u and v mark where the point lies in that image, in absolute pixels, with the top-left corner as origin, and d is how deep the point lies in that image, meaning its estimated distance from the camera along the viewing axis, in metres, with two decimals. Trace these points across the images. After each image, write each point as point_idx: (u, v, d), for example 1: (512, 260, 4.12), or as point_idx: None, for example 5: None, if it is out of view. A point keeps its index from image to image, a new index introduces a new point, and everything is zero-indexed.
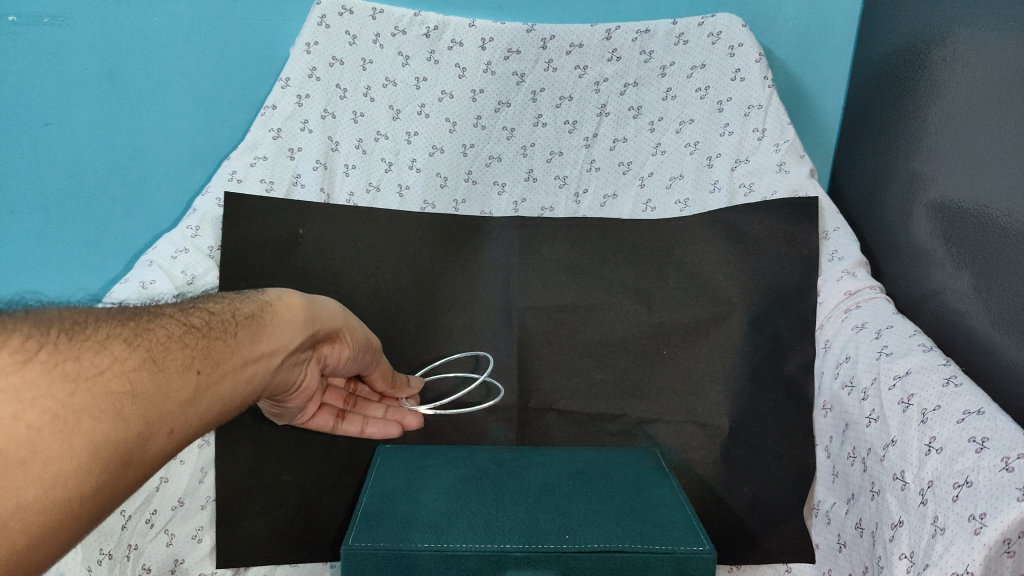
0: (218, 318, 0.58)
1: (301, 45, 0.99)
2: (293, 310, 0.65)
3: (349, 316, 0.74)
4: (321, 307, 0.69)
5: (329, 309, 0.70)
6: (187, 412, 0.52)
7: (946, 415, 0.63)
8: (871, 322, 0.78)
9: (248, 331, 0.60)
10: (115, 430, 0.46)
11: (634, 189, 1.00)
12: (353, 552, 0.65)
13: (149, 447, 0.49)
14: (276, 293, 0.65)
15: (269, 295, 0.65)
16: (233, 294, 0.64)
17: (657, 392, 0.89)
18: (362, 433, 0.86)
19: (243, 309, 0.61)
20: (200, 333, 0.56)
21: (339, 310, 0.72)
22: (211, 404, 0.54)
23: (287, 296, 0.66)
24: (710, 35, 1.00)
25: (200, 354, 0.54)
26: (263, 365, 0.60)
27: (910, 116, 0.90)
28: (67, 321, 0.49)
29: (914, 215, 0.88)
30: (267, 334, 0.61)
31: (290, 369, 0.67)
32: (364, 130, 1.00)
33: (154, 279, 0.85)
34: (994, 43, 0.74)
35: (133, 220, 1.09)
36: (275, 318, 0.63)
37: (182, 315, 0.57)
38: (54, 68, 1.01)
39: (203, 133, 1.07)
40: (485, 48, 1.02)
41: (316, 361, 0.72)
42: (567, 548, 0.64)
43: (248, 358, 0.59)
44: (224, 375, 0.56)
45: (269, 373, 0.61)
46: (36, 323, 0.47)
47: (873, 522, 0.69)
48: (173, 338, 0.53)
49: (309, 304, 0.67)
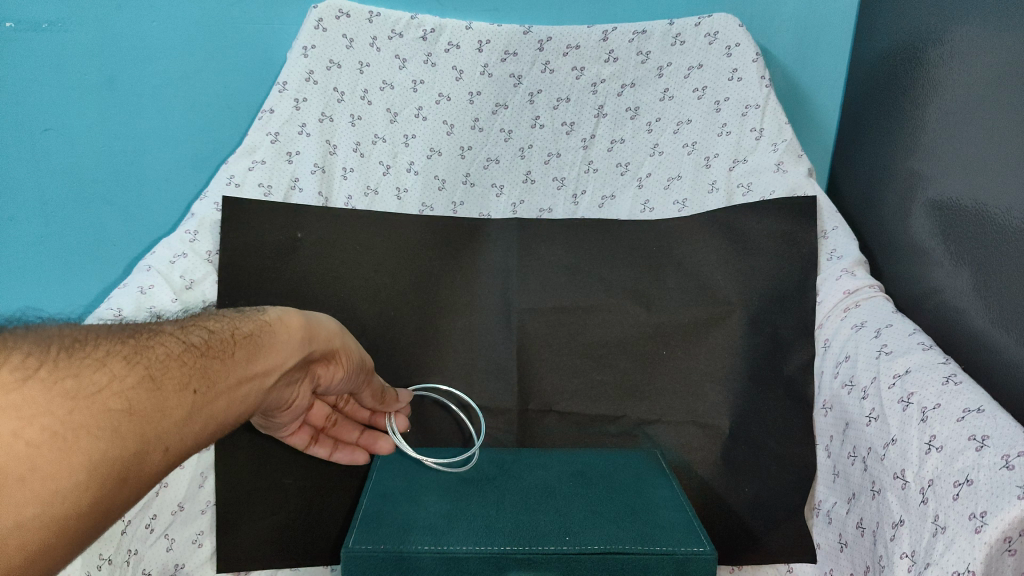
0: (217, 337, 0.58)
1: (299, 49, 0.99)
2: (291, 330, 0.64)
3: (347, 334, 0.73)
4: (319, 326, 0.68)
5: (328, 328, 0.69)
6: (184, 430, 0.52)
7: (947, 413, 0.63)
8: (870, 321, 0.78)
9: (246, 350, 0.59)
10: (113, 448, 0.46)
11: (633, 190, 1.00)
12: (354, 555, 0.64)
13: (146, 464, 0.49)
14: (276, 313, 0.65)
15: (268, 314, 0.65)
16: (232, 313, 0.64)
17: (658, 393, 0.89)
18: (329, 456, 0.85)
19: (242, 328, 0.61)
20: (198, 352, 0.56)
21: (338, 329, 0.71)
22: (206, 419, 0.54)
23: (287, 315, 0.66)
24: (707, 35, 1.00)
25: (197, 374, 0.54)
26: (259, 382, 0.60)
27: (908, 114, 0.90)
28: (67, 338, 0.49)
29: (913, 213, 0.88)
30: (264, 352, 0.61)
31: (284, 388, 0.66)
32: (362, 133, 1.00)
33: (153, 284, 0.84)
34: (991, 40, 0.75)
35: (133, 227, 1.09)
36: (272, 336, 0.62)
37: (181, 333, 0.57)
38: (55, 75, 1.01)
39: (203, 139, 1.08)
40: (482, 50, 1.02)
41: (309, 381, 0.71)
42: (568, 549, 0.64)
43: (244, 376, 0.58)
44: (221, 394, 0.55)
45: (263, 392, 0.61)
46: (36, 341, 0.47)
47: (874, 520, 0.69)
48: (172, 357, 0.53)
49: (306, 324, 0.66)
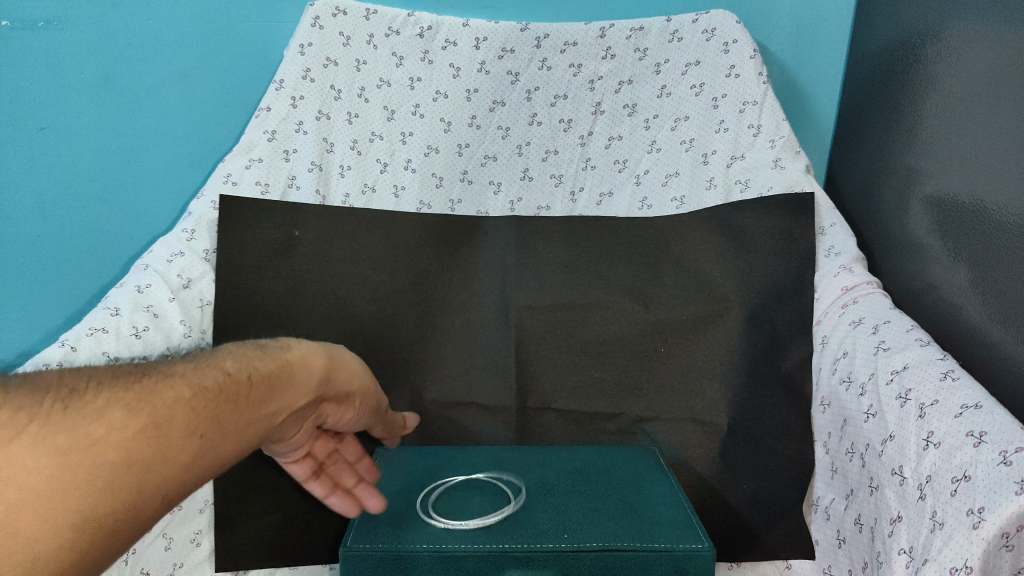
0: (232, 377, 0.53)
1: (296, 47, 0.98)
2: (311, 369, 0.61)
3: (365, 374, 0.71)
4: (339, 366, 0.66)
5: (347, 369, 0.68)
6: (181, 482, 0.47)
7: (944, 409, 0.62)
8: (868, 317, 0.78)
9: (260, 394, 0.55)
10: (104, 504, 0.41)
11: (630, 187, 1.00)
12: (352, 554, 0.64)
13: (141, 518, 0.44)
14: (302, 351, 0.61)
15: (290, 354, 0.61)
16: (248, 347, 0.59)
17: (656, 390, 0.89)
18: None
19: (261, 368, 0.57)
20: (210, 396, 0.50)
21: (354, 368, 0.69)
22: (213, 465, 0.49)
23: (313, 355, 0.63)
24: (705, 32, 1.00)
25: (204, 418, 0.49)
26: (268, 425, 0.56)
27: (907, 110, 0.90)
28: (63, 387, 0.44)
29: (911, 209, 0.88)
30: (278, 394, 0.57)
31: (293, 423, 0.63)
32: (359, 131, 0.99)
33: (150, 283, 0.83)
34: (990, 36, 0.74)
35: (130, 226, 1.08)
36: (293, 376, 0.59)
37: (192, 374, 0.51)
38: (50, 73, 1.01)
39: (199, 137, 1.07)
40: (479, 47, 1.02)
41: (316, 418, 0.67)
42: (567, 547, 0.64)
43: (256, 419, 0.54)
44: (226, 441, 0.50)
45: (268, 429, 0.57)
46: (30, 389, 0.42)
47: (872, 517, 0.69)
48: (188, 399, 0.48)
49: (329, 364, 0.64)
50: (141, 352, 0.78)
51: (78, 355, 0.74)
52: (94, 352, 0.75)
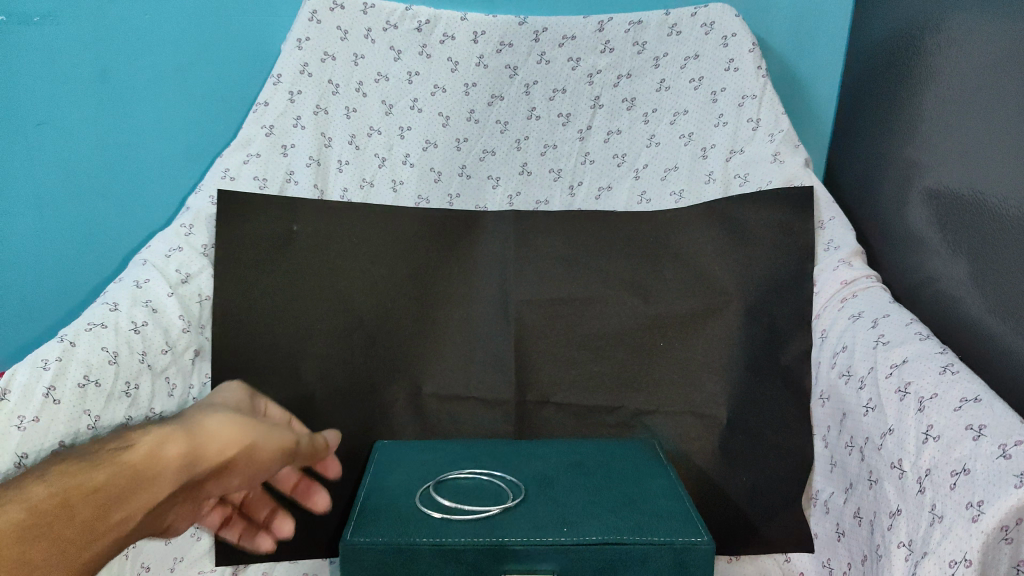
0: (76, 479, 0.52)
1: (293, 41, 0.98)
2: (167, 459, 0.55)
3: (253, 437, 0.60)
4: (211, 437, 0.57)
5: (221, 438, 0.58)
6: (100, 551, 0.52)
7: (943, 403, 0.62)
8: (867, 311, 0.77)
9: (103, 495, 0.52)
10: None
11: (629, 181, 0.99)
12: (352, 547, 0.64)
13: None
14: (152, 439, 0.55)
15: (133, 454, 0.54)
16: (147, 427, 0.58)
17: (655, 384, 0.90)
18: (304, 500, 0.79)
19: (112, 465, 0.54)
20: (58, 502, 0.51)
21: (235, 432, 0.59)
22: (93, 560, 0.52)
23: (168, 439, 0.56)
24: (704, 25, 0.99)
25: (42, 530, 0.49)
26: (134, 527, 0.54)
27: (907, 103, 0.90)
28: None
29: (910, 202, 0.87)
30: (131, 492, 0.53)
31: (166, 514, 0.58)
32: (357, 125, 0.99)
33: (148, 278, 0.82)
34: (991, 29, 0.74)
35: (129, 221, 1.08)
36: (149, 470, 0.54)
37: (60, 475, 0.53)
38: (46, 68, 1.01)
39: (197, 131, 1.07)
40: (478, 41, 1.02)
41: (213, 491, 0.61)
42: (566, 540, 0.64)
43: (108, 525, 0.52)
44: (87, 544, 0.51)
45: (127, 535, 0.54)
46: None
47: (871, 510, 0.70)
48: (21, 526, 0.49)
49: (190, 449, 0.56)
50: (141, 347, 0.76)
51: (77, 349, 0.70)
52: (94, 347, 0.72)
